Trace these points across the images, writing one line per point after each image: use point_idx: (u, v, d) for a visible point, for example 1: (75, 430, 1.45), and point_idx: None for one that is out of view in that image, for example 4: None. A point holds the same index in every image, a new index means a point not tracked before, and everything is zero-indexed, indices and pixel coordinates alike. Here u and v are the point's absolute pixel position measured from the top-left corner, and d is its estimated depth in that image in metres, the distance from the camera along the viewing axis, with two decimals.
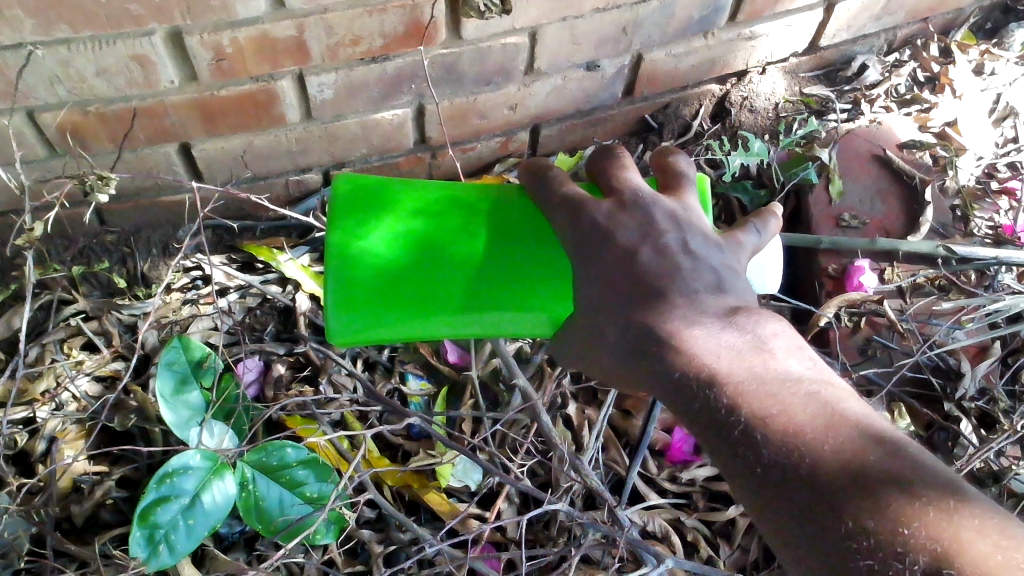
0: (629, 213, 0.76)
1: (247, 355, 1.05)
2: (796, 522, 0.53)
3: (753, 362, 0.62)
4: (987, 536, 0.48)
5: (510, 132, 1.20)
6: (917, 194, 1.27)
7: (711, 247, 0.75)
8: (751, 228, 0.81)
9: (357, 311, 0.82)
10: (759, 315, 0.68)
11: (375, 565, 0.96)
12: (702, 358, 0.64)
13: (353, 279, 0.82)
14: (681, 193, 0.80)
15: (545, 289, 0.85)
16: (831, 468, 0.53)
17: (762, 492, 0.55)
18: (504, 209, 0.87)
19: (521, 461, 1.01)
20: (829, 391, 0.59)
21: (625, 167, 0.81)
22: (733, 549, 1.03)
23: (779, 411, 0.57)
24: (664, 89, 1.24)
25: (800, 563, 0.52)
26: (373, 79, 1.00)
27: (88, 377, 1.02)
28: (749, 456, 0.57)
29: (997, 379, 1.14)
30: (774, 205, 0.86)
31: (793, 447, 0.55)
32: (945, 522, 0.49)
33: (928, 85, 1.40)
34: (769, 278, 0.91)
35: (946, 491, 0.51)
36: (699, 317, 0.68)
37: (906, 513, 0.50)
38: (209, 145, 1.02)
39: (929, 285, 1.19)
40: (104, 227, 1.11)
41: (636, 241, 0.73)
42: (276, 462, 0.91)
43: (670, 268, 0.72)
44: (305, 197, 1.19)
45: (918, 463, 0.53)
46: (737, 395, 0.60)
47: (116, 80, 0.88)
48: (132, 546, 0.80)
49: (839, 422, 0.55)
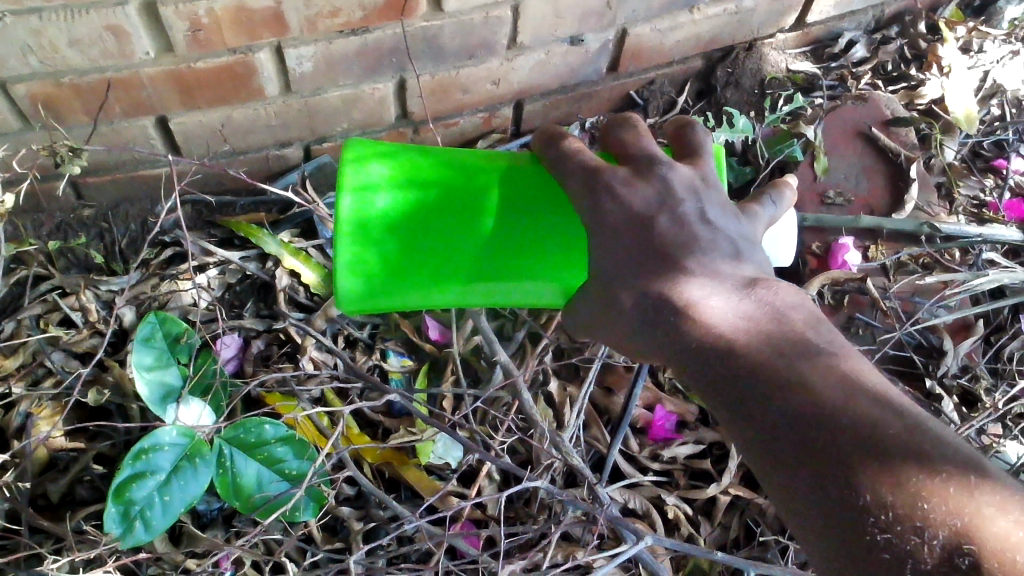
0: (647, 181, 0.74)
1: (225, 332, 1.05)
2: (813, 497, 0.52)
3: (771, 334, 0.62)
4: (1008, 513, 0.48)
5: (494, 108, 1.19)
6: (902, 171, 1.26)
7: (729, 219, 0.75)
8: (768, 201, 0.81)
9: (369, 279, 0.83)
10: (778, 286, 0.67)
11: (354, 543, 0.95)
12: (721, 329, 0.64)
13: (366, 247, 0.83)
14: (700, 161, 0.79)
15: (560, 258, 0.86)
16: (849, 440, 0.52)
17: (780, 462, 0.54)
18: (520, 175, 0.86)
19: (502, 438, 1.00)
20: (849, 363, 0.58)
21: (642, 136, 0.80)
22: (714, 527, 1.04)
23: (800, 382, 0.56)
24: (649, 65, 1.23)
25: (814, 539, 0.51)
26: (353, 52, 0.98)
27: (63, 353, 1.01)
28: (767, 425, 0.56)
29: (980, 357, 1.14)
30: (789, 178, 0.86)
31: (813, 419, 0.54)
32: (966, 498, 0.48)
33: (915, 63, 1.39)
34: (781, 253, 0.91)
35: (967, 465, 0.50)
36: (719, 288, 0.68)
37: (925, 488, 0.49)
38: (187, 119, 1.00)
39: (912, 263, 1.19)
40: (80, 202, 1.09)
41: (653, 209, 0.72)
42: (254, 439, 0.90)
43: (689, 237, 0.72)
44: (284, 172, 1.18)
45: (939, 436, 0.51)
46: (757, 366, 0.59)
47: (90, 51, 0.86)
48: (105, 522, 0.80)
49: (859, 395, 0.54)
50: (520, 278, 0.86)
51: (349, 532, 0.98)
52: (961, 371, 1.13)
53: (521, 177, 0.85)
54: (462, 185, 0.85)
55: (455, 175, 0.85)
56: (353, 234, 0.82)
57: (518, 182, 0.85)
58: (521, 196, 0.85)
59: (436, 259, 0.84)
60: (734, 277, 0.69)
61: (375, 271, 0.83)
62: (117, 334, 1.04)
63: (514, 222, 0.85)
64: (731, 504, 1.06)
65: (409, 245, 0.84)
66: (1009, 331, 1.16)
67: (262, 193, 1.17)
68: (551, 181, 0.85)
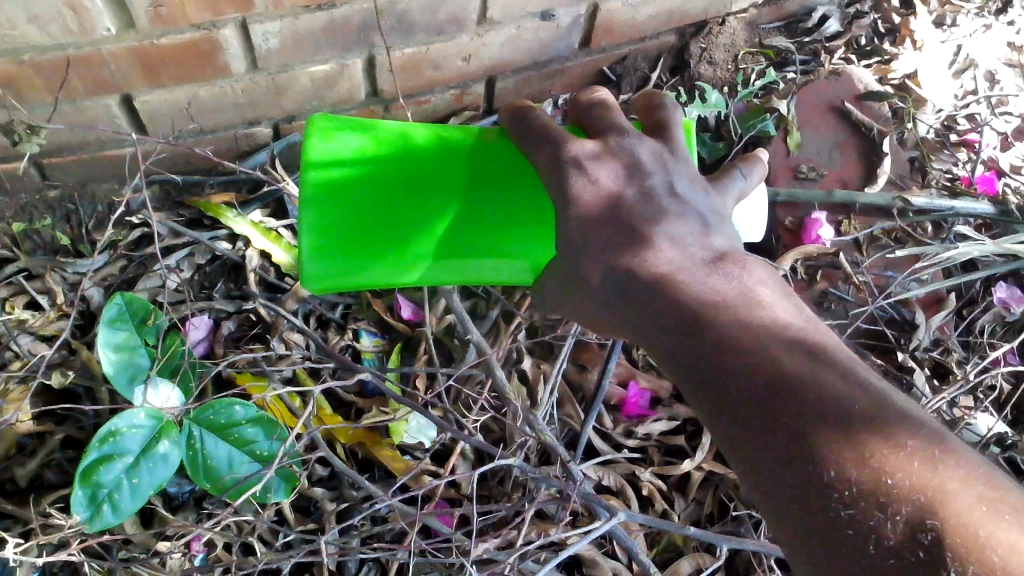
0: (614, 154, 0.73)
1: (194, 313, 1.03)
2: (777, 473, 0.51)
3: (737, 307, 0.61)
4: (970, 487, 0.47)
5: (465, 85, 1.18)
6: (875, 146, 1.26)
7: (696, 191, 0.74)
8: (737, 173, 0.80)
9: (336, 257, 0.83)
10: (746, 262, 0.66)
11: (327, 523, 0.94)
12: (687, 303, 0.62)
13: (332, 224, 0.82)
14: (668, 135, 0.78)
15: (528, 236, 0.85)
16: (815, 416, 0.51)
17: (745, 438, 0.53)
18: (489, 153, 0.85)
19: (475, 417, 0.99)
20: (815, 339, 0.57)
21: (613, 110, 0.78)
22: (688, 503, 1.04)
23: (766, 356, 0.55)
24: (622, 40, 1.22)
25: (777, 515, 0.51)
26: (320, 29, 0.97)
27: (31, 336, 0.99)
28: (733, 402, 0.55)
29: (952, 331, 1.15)
30: (760, 150, 0.85)
31: (778, 394, 0.53)
32: (930, 472, 0.47)
33: (888, 37, 1.40)
34: (748, 229, 0.90)
35: (932, 440, 0.49)
36: (686, 263, 0.66)
37: (890, 463, 0.48)
38: (152, 97, 0.99)
39: (884, 237, 1.20)
40: (45, 183, 1.07)
41: (621, 183, 0.72)
42: (224, 420, 0.88)
43: (657, 213, 0.71)
44: (254, 151, 1.17)
45: (904, 413, 0.51)
46: (723, 340, 0.58)
47: (50, 27, 0.84)
48: (73, 506, 0.79)
49: (824, 370, 0.54)
50: (488, 256, 0.85)
51: (322, 512, 0.98)
52: (933, 345, 1.13)
53: (489, 153, 0.84)
54: (429, 160, 0.84)
55: (421, 153, 0.84)
56: (318, 212, 0.82)
57: (487, 158, 0.84)
58: (488, 175, 0.84)
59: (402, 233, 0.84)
60: (705, 252, 0.68)
61: (341, 249, 0.83)
62: (85, 316, 1.03)
63: (480, 200, 0.84)
64: (705, 480, 1.07)
65: (375, 223, 0.83)
66: (981, 305, 1.16)
67: (231, 173, 1.16)
68: (521, 159, 0.84)
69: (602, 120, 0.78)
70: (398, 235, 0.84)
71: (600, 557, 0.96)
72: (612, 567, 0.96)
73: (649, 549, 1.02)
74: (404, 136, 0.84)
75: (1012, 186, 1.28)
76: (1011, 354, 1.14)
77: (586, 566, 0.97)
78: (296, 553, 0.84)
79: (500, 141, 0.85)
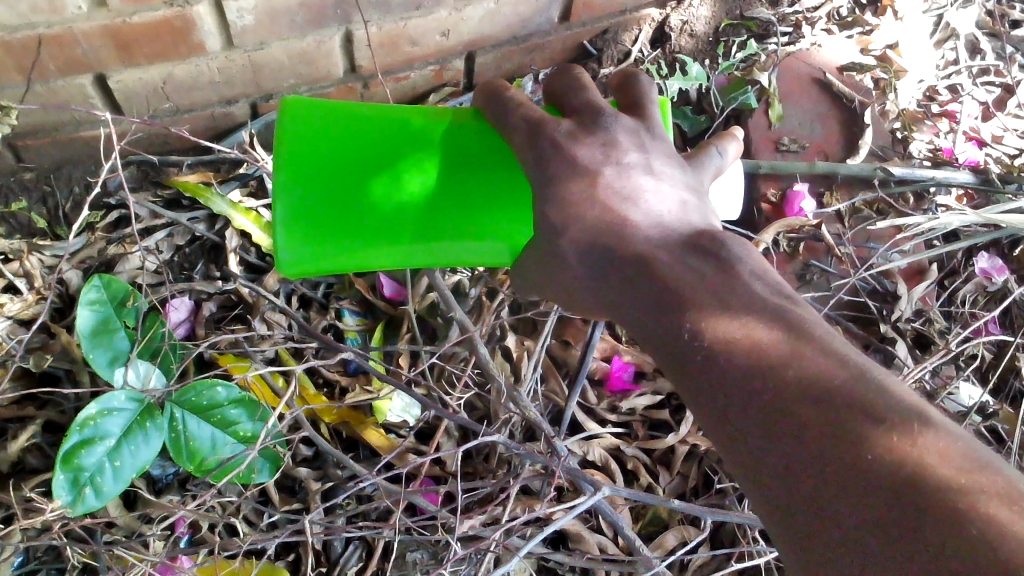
0: (592, 132, 0.71)
1: (174, 295, 1.02)
2: (758, 448, 0.50)
3: (718, 285, 0.59)
4: (949, 460, 0.44)
5: (444, 61, 1.17)
6: (856, 117, 1.27)
7: (674, 169, 0.72)
8: (714, 150, 0.79)
9: (309, 240, 0.79)
10: (724, 239, 0.64)
11: (312, 503, 0.94)
12: (666, 278, 0.62)
13: (307, 208, 0.78)
14: (644, 111, 0.76)
15: (506, 215, 0.81)
16: (797, 392, 0.50)
17: (727, 418, 0.53)
18: (465, 135, 0.80)
19: (458, 394, 0.99)
20: (796, 312, 0.56)
21: (587, 87, 0.76)
22: (672, 476, 1.05)
23: (745, 337, 0.55)
24: (602, 14, 1.22)
25: (759, 493, 0.49)
26: (295, 5, 0.95)
27: (9, 321, 0.97)
28: (712, 380, 0.54)
29: (933, 301, 1.16)
30: (736, 128, 0.83)
31: (759, 373, 0.52)
32: (909, 446, 0.45)
33: (869, 9, 1.38)
34: (724, 207, 0.89)
35: (911, 413, 0.47)
36: (669, 240, 0.66)
37: (869, 437, 0.46)
38: (127, 76, 0.97)
39: (866, 208, 1.21)
40: (21, 165, 1.07)
41: (597, 159, 0.69)
42: (206, 402, 0.87)
43: (634, 193, 0.69)
44: (231, 131, 1.15)
45: (885, 388, 0.49)
46: (705, 319, 0.57)
47: (19, 6, 0.83)
48: (54, 490, 0.78)
49: (805, 345, 0.52)
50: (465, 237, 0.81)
51: (307, 492, 0.97)
52: (915, 316, 1.14)
53: (464, 137, 0.80)
54: (403, 142, 0.80)
55: (396, 134, 0.80)
56: (292, 196, 0.77)
57: (462, 142, 0.80)
58: (464, 156, 0.80)
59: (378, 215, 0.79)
60: (684, 230, 0.67)
61: (314, 231, 0.79)
62: (64, 299, 1.02)
63: (459, 181, 0.80)
64: (689, 453, 1.07)
65: (350, 205, 0.79)
66: (962, 275, 1.18)
67: (208, 152, 1.15)
68: (498, 141, 0.80)
69: (578, 96, 0.75)
70: (373, 217, 0.79)
71: (586, 531, 0.97)
72: (598, 541, 0.97)
73: (635, 523, 1.02)
74: (378, 117, 0.80)
75: (993, 155, 1.28)
76: (992, 324, 1.15)
77: (572, 540, 0.98)
78: (280, 533, 0.83)
79: (474, 123, 0.81)
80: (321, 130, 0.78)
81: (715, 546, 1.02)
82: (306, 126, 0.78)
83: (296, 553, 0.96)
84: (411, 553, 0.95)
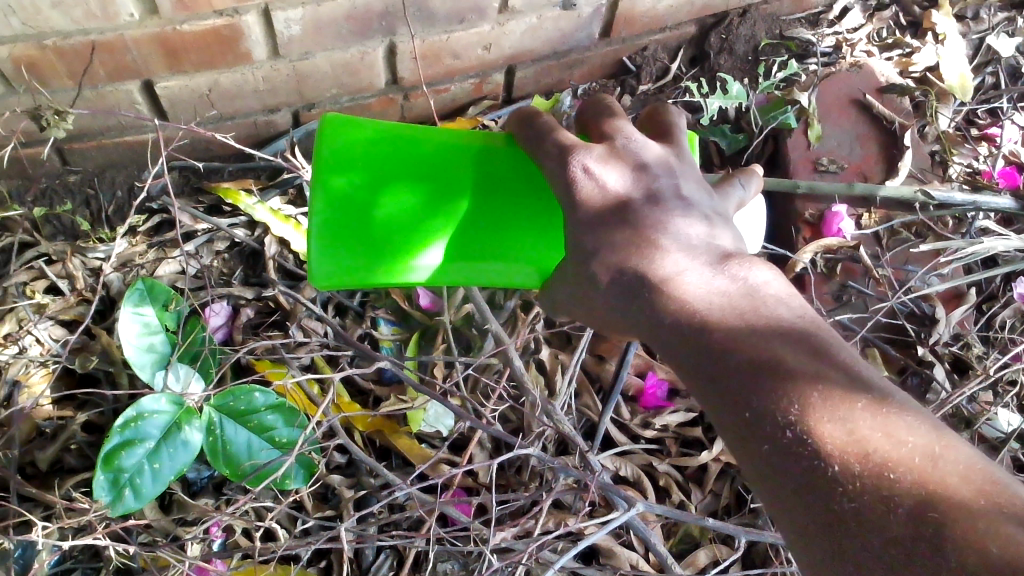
0: (621, 158, 0.72)
1: (215, 300, 1.03)
2: (782, 467, 0.49)
3: (743, 304, 0.59)
4: (971, 481, 0.44)
5: (485, 74, 1.18)
6: (895, 138, 1.26)
7: (703, 194, 0.73)
8: (737, 183, 0.78)
9: (341, 252, 0.79)
10: (751, 260, 0.63)
11: (345, 511, 0.95)
12: (689, 298, 0.61)
13: (342, 222, 0.78)
14: (672, 138, 0.77)
15: (533, 235, 0.80)
16: (820, 415, 0.49)
17: (751, 439, 0.52)
18: (496, 156, 0.80)
19: (492, 407, 0.99)
20: (819, 336, 0.56)
21: (619, 115, 0.77)
22: (705, 494, 1.05)
23: (771, 358, 0.53)
24: (642, 30, 1.23)
25: (784, 512, 0.49)
26: (342, 16, 0.96)
27: (51, 321, 0.99)
28: (736, 401, 0.53)
29: (971, 326, 1.16)
30: (756, 165, 0.83)
31: (783, 393, 0.51)
32: (932, 467, 0.45)
33: (910, 30, 1.40)
34: (750, 238, 0.89)
35: (932, 437, 0.47)
36: (693, 255, 0.65)
37: (892, 459, 0.46)
38: (173, 83, 0.98)
39: (904, 232, 1.22)
40: (66, 168, 1.08)
41: (628, 186, 0.70)
42: (244, 407, 0.88)
43: (665, 212, 0.69)
44: (274, 139, 1.17)
45: (907, 411, 0.49)
46: (730, 337, 0.56)
47: (73, 12, 0.84)
48: (94, 490, 0.79)
49: (829, 369, 0.52)
50: (492, 257, 0.80)
51: (340, 500, 0.98)
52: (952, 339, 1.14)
53: (494, 159, 0.80)
54: (436, 161, 0.80)
55: (429, 155, 0.80)
56: (328, 212, 0.78)
57: (492, 162, 0.80)
58: (495, 175, 0.80)
59: (406, 228, 0.79)
60: (714, 246, 0.67)
61: (344, 243, 0.79)
62: (104, 301, 1.03)
63: (488, 200, 0.80)
64: (722, 471, 1.07)
65: (382, 217, 0.79)
66: (1000, 299, 1.17)
67: (251, 159, 1.16)
68: (527, 164, 0.80)
69: (609, 122, 0.76)
70: (402, 230, 0.79)
71: (618, 547, 0.97)
72: (628, 557, 0.97)
73: (666, 540, 1.02)
74: (412, 137, 0.80)
75: None
76: None
77: (604, 555, 0.98)
78: (315, 539, 0.83)
79: (506, 146, 0.80)
80: (358, 149, 0.79)
81: (747, 565, 1.02)
82: (342, 139, 0.79)
83: (328, 560, 0.97)
84: (443, 563, 0.96)
